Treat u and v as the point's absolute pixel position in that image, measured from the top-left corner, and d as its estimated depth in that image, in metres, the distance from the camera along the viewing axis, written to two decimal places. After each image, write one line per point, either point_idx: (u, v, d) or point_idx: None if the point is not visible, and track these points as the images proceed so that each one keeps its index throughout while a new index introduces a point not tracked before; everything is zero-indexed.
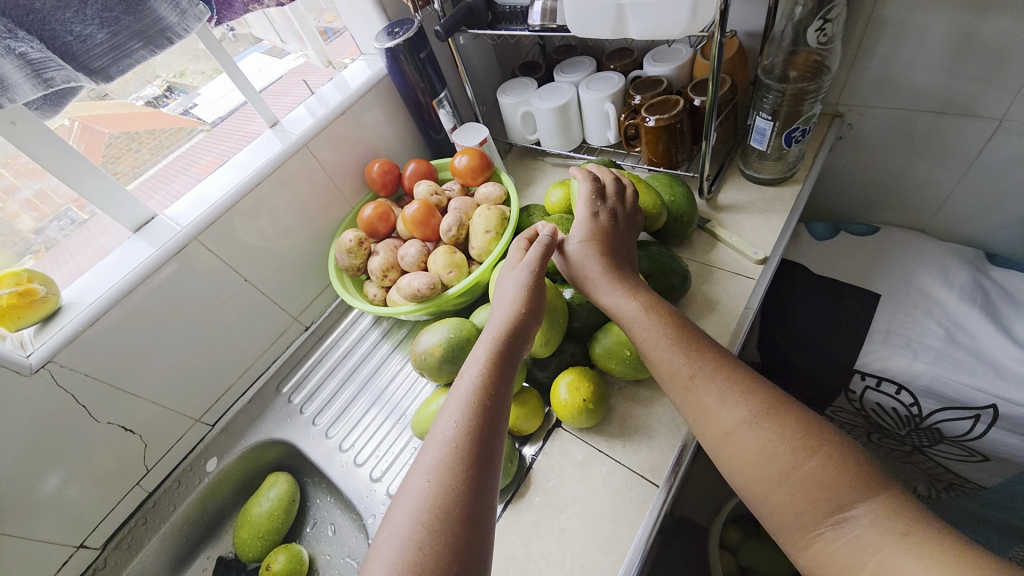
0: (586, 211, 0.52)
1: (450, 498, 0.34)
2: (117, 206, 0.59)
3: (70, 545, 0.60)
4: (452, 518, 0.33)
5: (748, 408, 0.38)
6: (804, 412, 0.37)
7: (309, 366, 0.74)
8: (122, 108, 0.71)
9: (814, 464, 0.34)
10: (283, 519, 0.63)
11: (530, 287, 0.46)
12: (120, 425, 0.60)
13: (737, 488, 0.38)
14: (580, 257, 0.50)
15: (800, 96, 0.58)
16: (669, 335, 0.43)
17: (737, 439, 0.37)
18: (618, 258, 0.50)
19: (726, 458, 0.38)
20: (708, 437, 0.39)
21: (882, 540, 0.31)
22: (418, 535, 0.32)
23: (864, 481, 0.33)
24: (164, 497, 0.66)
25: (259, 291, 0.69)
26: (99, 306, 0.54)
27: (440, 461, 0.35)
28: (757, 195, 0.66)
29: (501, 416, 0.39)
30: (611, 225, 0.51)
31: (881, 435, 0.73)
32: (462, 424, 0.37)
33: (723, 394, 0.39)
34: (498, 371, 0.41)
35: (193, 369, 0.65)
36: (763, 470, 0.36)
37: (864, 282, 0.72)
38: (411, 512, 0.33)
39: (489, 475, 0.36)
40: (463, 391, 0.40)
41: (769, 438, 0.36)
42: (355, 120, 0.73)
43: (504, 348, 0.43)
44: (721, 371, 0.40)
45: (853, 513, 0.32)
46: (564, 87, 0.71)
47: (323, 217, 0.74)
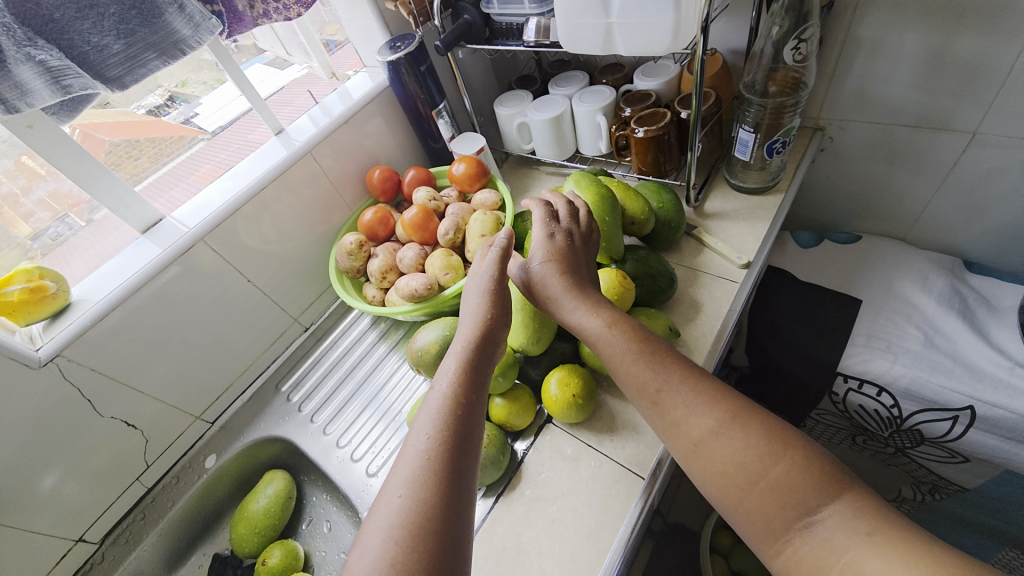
0: (542, 232, 0.50)
1: (422, 512, 0.33)
2: (126, 207, 0.62)
3: (69, 539, 0.61)
4: (426, 531, 0.32)
5: (715, 416, 0.37)
6: (769, 417, 0.37)
7: (307, 366, 0.75)
8: (123, 117, 0.74)
9: (782, 470, 0.34)
10: (279, 516, 0.65)
11: (493, 294, 0.46)
12: (121, 421, 0.61)
13: (713, 500, 0.37)
14: (543, 278, 0.48)
15: (780, 109, 0.61)
16: (634, 347, 0.42)
17: (707, 450, 0.37)
18: (579, 275, 0.48)
19: (698, 467, 0.37)
20: (679, 448, 0.39)
21: (848, 541, 0.30)
22: (393, 553, 0.31)
23: (828, 484, 0.33)
24: (162, 493, 0.67)
25: (261, 292, 0.71)
26: (107, 303, 0.56)
27: (412, 475, 0.35)
28: (742, 204, 0.69)
29: (473, 425, 0.39)
30: (569, 244, 0.50)
31: (865, 438, 0.75)
32: (435, 435, 0.37)
33: (692, 404, 0.38)
34: (470, 380, 0.41)
35: (193, 368, 0.66)
36: (733, 479, 0.35)
37: (846, 288, 0.75)
38: (385, 527, 0.32)
39: (465, 484, 0.35)
40: (434, 403, 0.39)
41: (738, 445, 0.36)
42: (358, 129, 0.76)
43: (475, 357, 0.43)
44: (687, 382, 0.40)
45: (820, 516, 0.32)
46: (558, 100, 0.75)
47: (324, 221, 0.77)
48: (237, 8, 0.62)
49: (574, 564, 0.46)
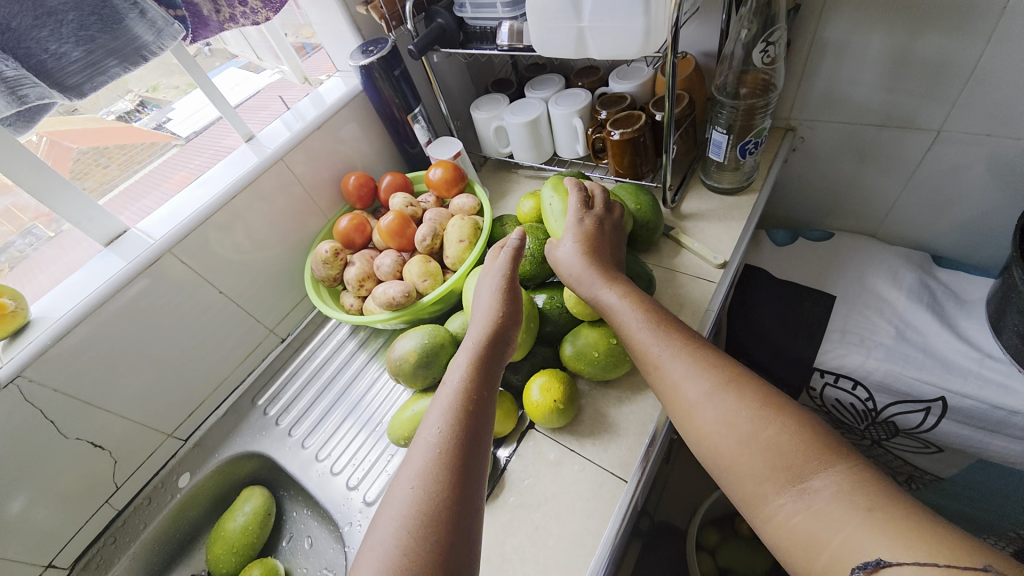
0: (573, 218, 0.54)
1: (433, 504, 0.34)
2: (89, 220, 0.59)
3: (36, 567, 0.58)
4: (436, 521, 0.33)
5: (709, 381, 0.39)
6: (766, 386, 0.38)
7: (285, 377, 0.74)
8: (90, 123, 0.73)
9: (773, 432, 0.35)
10: (258, 533, 0.63)
11: (505, 291, 0.49)
12: (87, 441, 0.59)
13: (709, 466, 0.38)
14: (572, 258, 0.52)
15: (751, 111, 0.62)
16: (644, 317, 0.45)
17: (702, 411, 0.38)
18: (606, 256, 0.52)
19: (692, 430, 0.39)
20: (675, 412, 0.41)
21: (844, 515, 0.30)
22: (405, 542, 0.32)
23: (823, 451, 0.33)
24: (135, 514, 0.64)
25: (235, 304, 0.69)
26: (70, 319, 0.54)
27: (425, 466, 0.36)
28: (718, 204, 0.70)
29: (484, 421, 0.40)
30: (597, 228, 0.54)
31: (843, 431, 0.76)
32: (446, 431, 0.38)
33: (689, 369, 0.40)
34: (481, 377, 0.43)
35: (165, 383, 0.64)
36: (726, 440, 0.36)
37: (821, 284, 0.76)
38: (397, 518, 0.33)
39: (473, 478, 0.36)
40: (447, 398, 0.41)
41: (730, 407, 0.37)
42: (332, 134, 0.75)
43: (486, 354, 0.45)
44: (689, 349, 0.42)
45: (814, 485, 0.32)
46: (534, 103, 0.75)
47: (299, 229, 0.75)
48: (202, 12, 0.60)
49: (559, 570, 0.45)
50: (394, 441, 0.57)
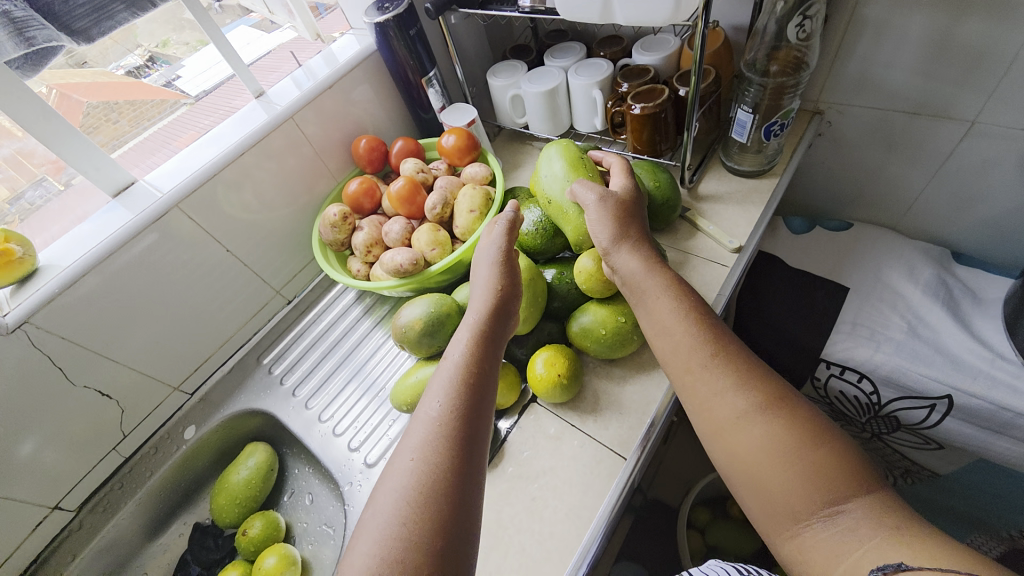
0: (621, 178, 0.54)
1: (433, 476, 0.34)
2: (97, 170, 0.59)
3: (45, 507, 0.60)
4: (436, 493, 0.33)
5: (751, 399, 0.39)
6: (808, 408, 0.39)
7: (290, 339, 0.74)
8: (102, 76, 0.67)
9: (817, 456, 0.36)
10: (260, 487, 0.64)
11: (503, 263, 0.48)
12: (96, 390, 0.60)
13: (733, 480, 0.40)
14: (611, 217, 0.50)
15: (780, 90, 0.60)
16: (685, 317, 0.44)
17: (741, 429, 0.39)
18: (645, 232, 0.51)
19: (725, 447, 0.40)
20: (708, 426, 0.41)
21: (869, 532, 0.32)
22: (404, 512, 0.33)
23: (859, 480, 0.34)
24: (141, 463, 0.66)
25: (241, 263, 0.69)
26: (78, 269, 0.54)
27: (425, 440, 0.36)
28: (737, 187, 0.68)
29: (485, 396, 0.40)
30: (640, 201, 0.54)
31: (843, 423, 0.76)
32: (447, 404, 0.38)
33: (731, 382, 0.40)
34: (482, 351, 0.43)
35: (171, 339, 0.65)
36: (760, 456, 0.37)
37: (835, 275, 0.75)
38: (397, 489, 0.34)
39: (475, 452, 0.37)
40: (448, 371, 0.41)
41: (772, 429, 0.37)
42: (343, 95, 0.73)
43: (488, 327, 0.45)
44: (733, 360, 0.41)
45: (846, 506, 0.34)
46: (554, 72, 0.72)
47: (307, 191, 0.74)
48: None
49: (553, 540, 0.46)
50: (397, 407, 0.57)
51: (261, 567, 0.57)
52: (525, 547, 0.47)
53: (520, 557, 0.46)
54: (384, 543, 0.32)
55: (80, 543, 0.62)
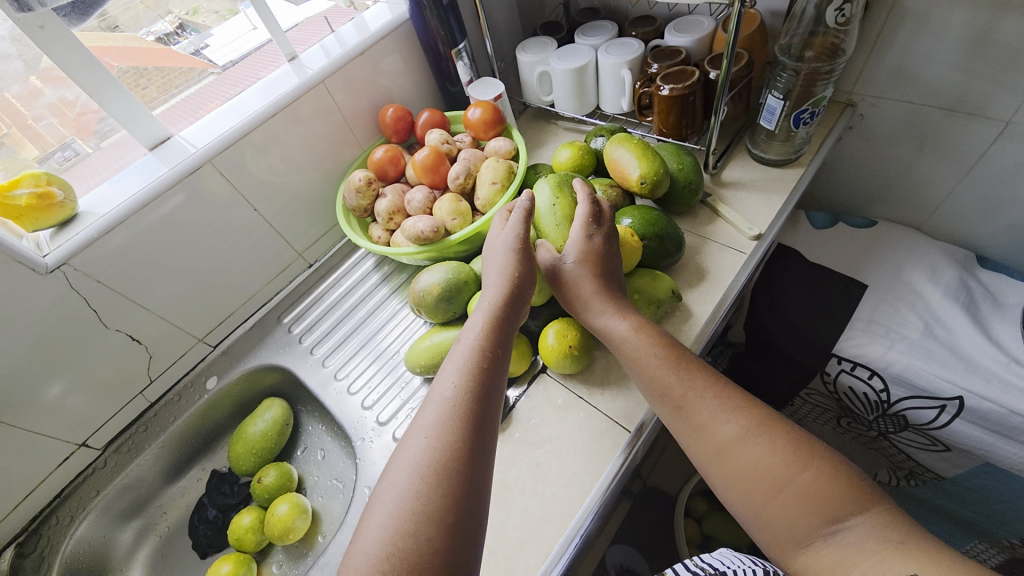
0: (581, 231, 0.51)
1: (445, 453, 0.36)
2: (136, 122, 0.61)
3: (72, 444, 0.63)
4: (447, 471, 0.35)
5: (741, 423, 0.40)
6: (792, 428, 0.40)
7: (309, 302, 0.76)
8: (132, 41, 0.65)
9: (808, 478, 0.37)
10: (275, 440, 0.67)
11: (520, 251, 0.49)
12: (127, 335, 0.62)
13: (731, 504, 0.41)
14: (574, 279, 0.50)
15: (814, 77, 0.59)
16: (662, 351, 0.46)
17: (733, 453, 0.40)
18: (611, 281, 0.50)
19: (720, 471, 0.40)
20: (701, 453, 0.42)
21: (875, 546, 0.33)
22: (417, 488, 0.35)
23: (856, 497, 0.36)
24: (164, 409, 0.69)
25: (267, 223, 0.70)
26: (114, 217, 0.56)
27: (439, 419, 0.38)
28: (761, 175, 0.67)
29: (496, 380, 0.42)
30: (606, 248, 0.51)
31: (849, 420, 0.76)
32: (461, 385, 0.40)
33: (716, 410, 0.42)
34: (496, 337, 0.44)
35: (197, 294, 0.67)
36: (755, 480, 0.38)
37: (853, 271, 0.74)
38: (410, 465, 0.36)
39: (485, 434, 0.38)
40: (462, 355, 0.42)
41: (762, 452, 0.39)
42: (373, 64, 0.73)
43: (502, 315, 0.46)
44: (712, 389, 0.43)
45: (847, 524, 0.35)
46: (584, 49, 0.72)
47: (333, 157, 0.75)
48: None
49: (555, 503, 0.48)
50: (411, 369, 0.59)
51: (273, 514, 0.60)
52: (527, 507, 0.48)
53: (522, 517, 0.48)
54: (397, 515, 0.34)
55: (105, 480, 0.66)
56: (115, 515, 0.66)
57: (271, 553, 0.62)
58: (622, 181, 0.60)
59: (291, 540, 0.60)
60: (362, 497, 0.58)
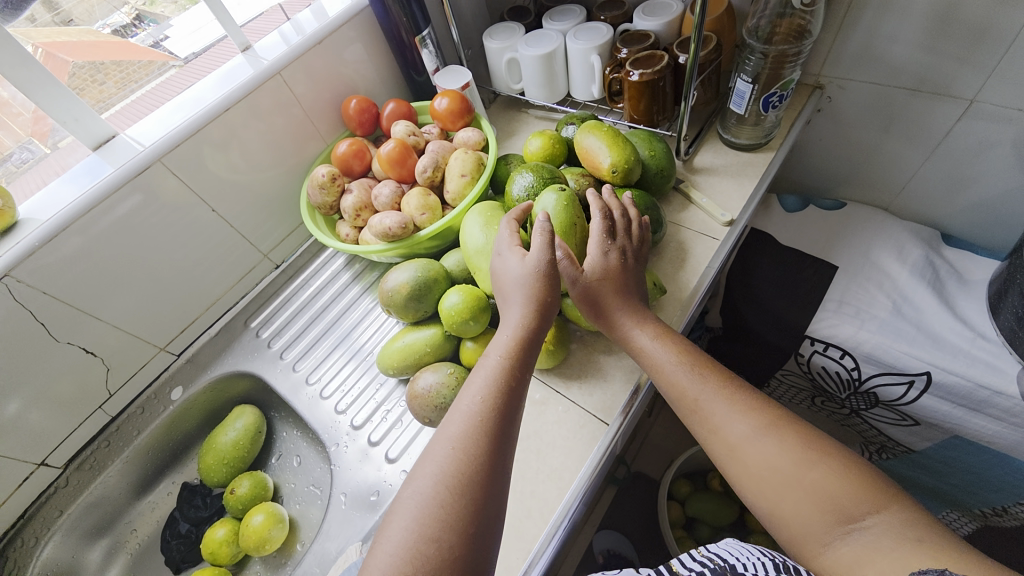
0: (597, 248, 0.48)
1: (470, 468, 0.35)
2: (75, 120, 0.56)
3: (31, 463, 0.60)
4: (472, 484, 0.35)
5: (751, 423, 0.41)
6: (807, 428, 0.41)
7: (278, 303, 0.73)
8: (86, 34, 0.61)
9: (818, 475, 0.38)
10: (248, 449, 0.65)
11: (551, 270, 0.45)
12: (82, 348, 0.59)
13: (749, 502, 0.42)
14: (599, 292, 0.48)
15: (781, 59, 0.59)
16: (678, 359, 0.46)
17: (745, 449, 0.41)
18: (630, 293, 0.49)
19: (735, 469, 0.42)
20: (715, 450, 0.43)
21: (892, 544, 0.33)
22: (442, 496, 0.34)
23: (873, 495, 0.36)
24: (127, 423, 0.66)
25: (228, 225, 0.67)
26: (57, 224, 0.52)
27: (465, 433, 0.37)
28: (732, 159, 0.67)
29: (521, 396, 0.41)
30: (622, 265, 0.49)
31: (823, 398, 0.78)
32: (487, 401, 0.39)
33: (731, 410, 0.42)
34: (523, 354, 0.42)
35: (158, 301, 0.64)
36: (771, 479, 0.39)
37: (825, 253, 0.75)
38: (434, 474, 0.35)
39: (508, 450, 0.38)
40: (489, 370, 0.41)
41: (773, 450, 0.40)
42: (334, 54, 0.70)
43: (531, 331, 0.43)
44: (723, 391, 0.43)
45: (864, 523, 0.35)
46: (552, 35, 0.70)
47: (297, 153, 0.72)
48: None
49: (534, 500, 0.47)
50: (383, 370, 0.58)
51: (248, 525, 0.58)
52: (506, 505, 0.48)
53: None
54: (422, 521, 0.33)
55: (68, 500, 0.62)
56: (81, 534, 0.64)
57: (248, 564, 0.61)
58: (594, 170, 0.59)
59: (268, 550, 0.58)
60: (337, 504, 0.57)
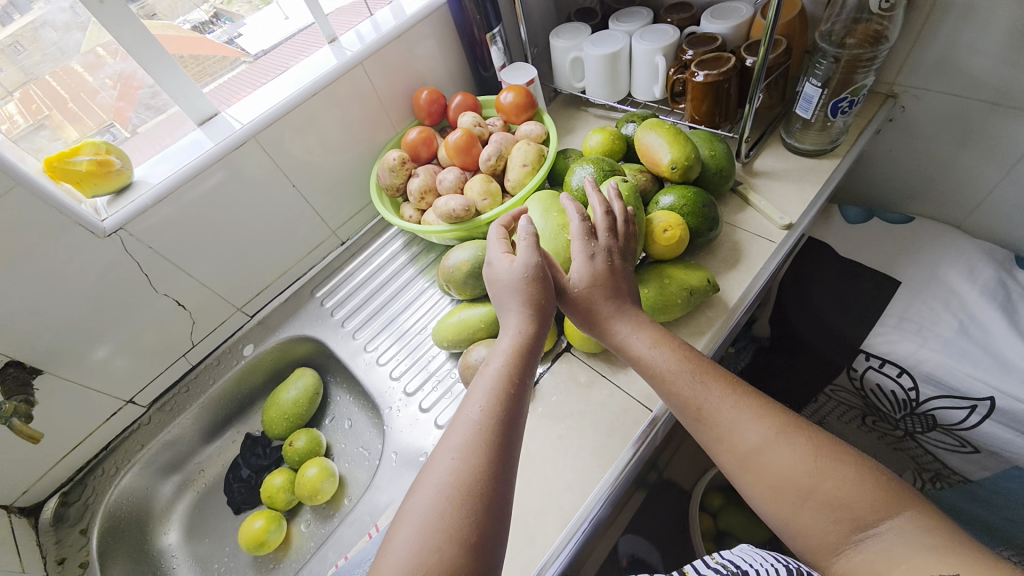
0: (582, 253, 0.48)
1: (470, 480, 0.37)
2: (185, 97, 0.63)
3: (120, 400, 0.67)
4: (473, 495, 0.36)
5: (760, 433, 0.41)
6: (820, 434, 0.41)
7: (342, 277, 0.79)
8: (168, 29, 0.65)
9: (831, 485, 0.38)
10: (306, 407, 0.70)
11: (540, 280, 0.46)
12: (174, 300, 0.66)
13: (760, 511, 0.42)
14: (591, 298, 0.48)
15: (855, 64, 0.58)
16: (679, 364, 0.45)
17: (757, 461, 0.40)
18: (625, 294, 0.48)
19: (744, 480, 0.41)
20: (727, 462, 0.42)
21: (906, 550, 0.34)
22: (444, 508, 0.35)
23: (888, 503, 0.36)
24: (204, 372, 0.73)
25: (303, 200, 0.73)
26: (165, 188, 0.60)
27: (466, 445, 0.38)
28: (794, 164, 0.67)
29: (521, 407, 0.41)
30: (610, 265, 0.48)
31: (875, 418, 0.75)
32: (486, 412, 0.40)
33: (736, 422, 0.42)
34: (521, 365, 0.43)
35: (236, 265, 0.70)
36: (780, 492, 0.39)
37: (887, 267, 0.72)
38: (436, 486, 0.37)
39: (508, 460, 0.39)
40: (488, 382, 0.42)
41: (785, 460, 0.39)
42: (409, 48, 0.75)
43: (528, 342, 0.44)
44: (727, 401, 0.43)
45: (877, 530, 0.36)
46: (618, 36, 0.72)
47: (369, 138, 0.77)
48: None
49: (575, 474, 0.49)
50: (438, 343, 0.61)
51: (303, 475, 0.63)
52: (548, 477, 0.50)
53: (542, 485, 0.50)
54: (427, 531, 0.35)
55: (148, 436, 0.69)
56: (157, 468, 0.70)
57: (300, 513, 0.66)
58: (652, 166, 0.60)
59: (319, 501, 0.63)
60: (388, 462, 0.60)
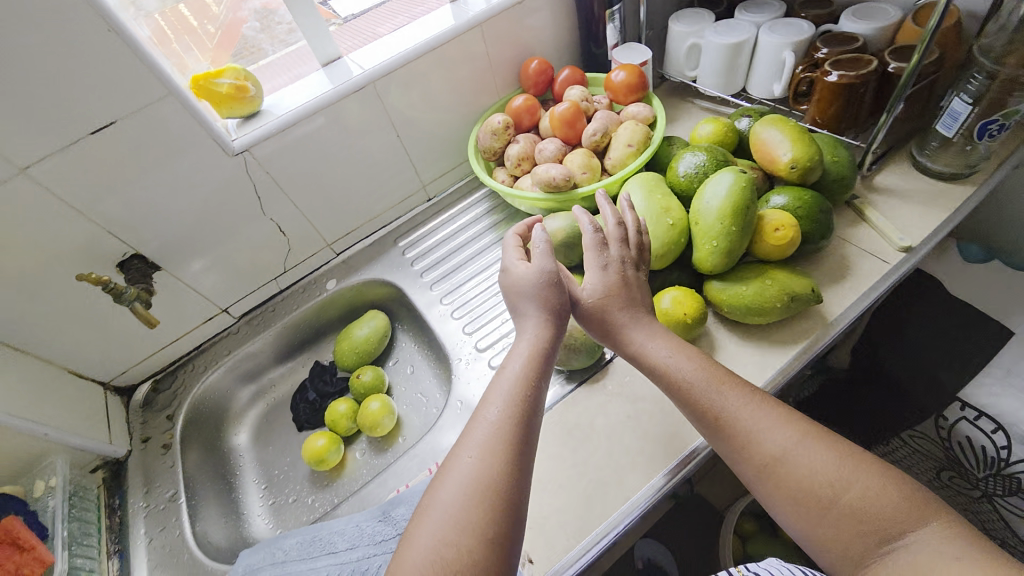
0: (595, 264, 0.48)
1: (494, 477, 0.36)
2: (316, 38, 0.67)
3: (217, 308, 0.73)
4: (497, 491, 0.35)
5: (780, 442, 0.39)
6: (838, 440, 0.39)
7: (424, 231, 0.82)
8: None
9: (856, 494, 0.36)
10: (376, 346, 0.74)
11: (555, 284, 0.46)
12: (276, 225, 0.71)
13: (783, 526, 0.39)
14: (606, 301, 0.47)
15: (1012, 84, 0.52)
16: (699, 369, 0.44)
17: (778, 477, 0.38)
18: (638, 302, 0.48)
19: (765, 493, 0.39)
20: (748, 474, 0.40)
21: (937, 561, 0.32)
22: (469, 505, 0.34)
23: (912, 512, 0.35)
24: (289, 298, 0.78)
25: (404, 150, 0.76)
26: (288, 120, 0.63)
27: (487, 444, 0.37)
28: (920, 186, 0.62)
29: (539, 407, 0.41)
30: (621, 276, 0.48)
31: (950, 475, 0.66)
32: (507, 412, 0.39)
33: (755, 435, 0.40)
34: (540, 367, 0.43)
35: (333, 203, 0.74)
36: (803, 506, 0.37)
37: (1003, 314, 0.66)
38: (460, 484, 0.35)
39: (530, 458, 0.38)
40: (508, 382, 0.41)
41: (805, 471, 0.38)
42: (527, 15, 0.75)
43: (544, 345, 0.44)
44: (745, 411, 0.41)
45: (905, 541, 0.34)
46: (745, 26, 0.69)
47: (472, 101, 0.79)
48: None
49: (641, 455, 0.50)
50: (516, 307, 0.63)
51: (366, 408, 0.67)
52: (612, 453, 0.50)
53: (607, 459, 0.50)
54: (451, 525, 0.34)
55: (234, 345, 0.76)
56: (237, 376, 0.76)
57: (356, 441, 0.70)
58: (767, 164, 0.57)
59: (377, 434, 0.67)
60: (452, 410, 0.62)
